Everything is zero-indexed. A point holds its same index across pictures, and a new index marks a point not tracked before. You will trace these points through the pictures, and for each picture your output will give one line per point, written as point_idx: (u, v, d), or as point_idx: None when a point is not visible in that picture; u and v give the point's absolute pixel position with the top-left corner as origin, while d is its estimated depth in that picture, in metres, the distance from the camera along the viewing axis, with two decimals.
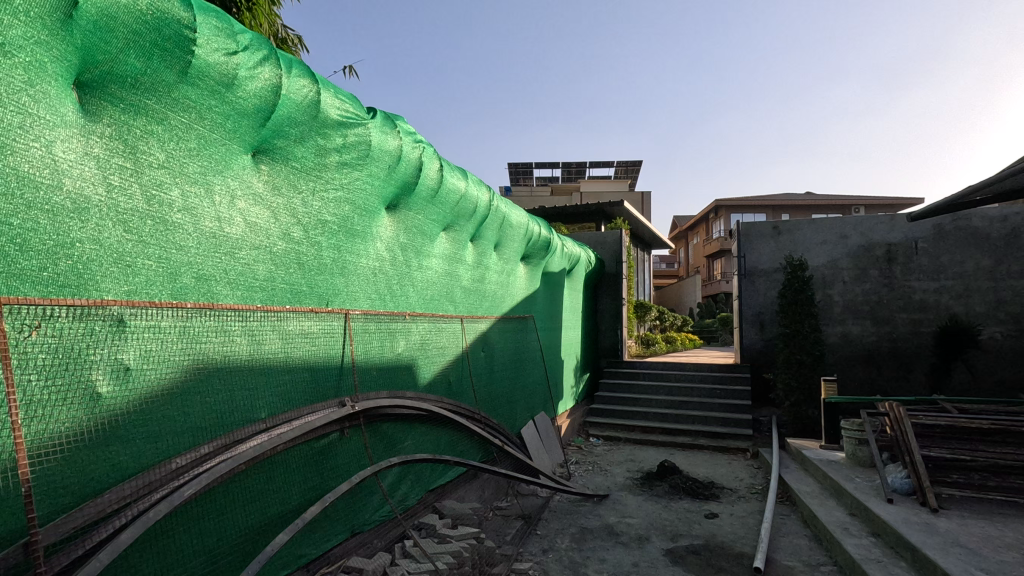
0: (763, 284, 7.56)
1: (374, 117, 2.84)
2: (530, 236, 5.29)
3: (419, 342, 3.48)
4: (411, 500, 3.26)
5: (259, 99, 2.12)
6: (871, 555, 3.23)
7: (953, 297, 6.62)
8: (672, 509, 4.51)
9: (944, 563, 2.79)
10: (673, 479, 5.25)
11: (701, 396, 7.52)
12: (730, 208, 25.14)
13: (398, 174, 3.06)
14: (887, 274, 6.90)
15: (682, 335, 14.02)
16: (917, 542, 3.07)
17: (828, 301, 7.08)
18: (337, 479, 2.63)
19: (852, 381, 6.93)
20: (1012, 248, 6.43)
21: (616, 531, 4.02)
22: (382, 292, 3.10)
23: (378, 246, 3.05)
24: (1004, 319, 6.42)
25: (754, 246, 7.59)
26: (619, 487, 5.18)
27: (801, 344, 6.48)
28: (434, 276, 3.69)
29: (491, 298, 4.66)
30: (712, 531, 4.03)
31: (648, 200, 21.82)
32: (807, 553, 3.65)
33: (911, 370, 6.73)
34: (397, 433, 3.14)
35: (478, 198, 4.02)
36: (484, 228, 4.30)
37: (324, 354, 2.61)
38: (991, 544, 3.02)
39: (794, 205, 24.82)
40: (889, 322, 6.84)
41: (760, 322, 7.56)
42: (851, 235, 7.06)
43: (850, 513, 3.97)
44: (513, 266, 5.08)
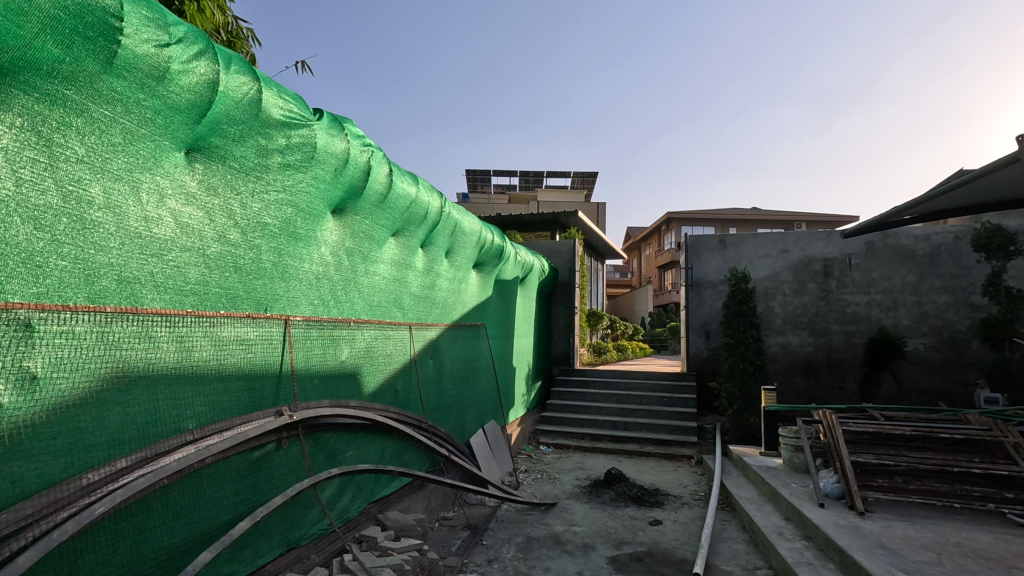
0: (710, 294, 7.82)
1: (321, 119, 2.77)
2: (483, 244, 5.28)
3: (364, 350, 3.41)
4: (352, 512, 3.17)
5: (193, 96, 2.03)
6: (803, 558, 3.36)
7: (882, 310, 7.02)
8: (617, 517, 4.57)
9: (867, 564, 2.92)
10: (619, 487, 5.33)
11: (649, 404, 7.68)
12: (680, 220, 25.93)
13: (344, 177, 2.99)
14: (824, 287, 7.26)
15: (633, 344, 14.31)
16: (845, 545, 3.21)
17: (769, 313, 7.39)
18: (272, 492, 2.52)
19: (791, 389, 7.23)
20: (935, 265, 6.87)
21: (562, 539, 4.03)
22: (326, 297, 3.01)
23: (322, 250, 2.97)
24: (927, 332, 6.85)
25: (701, 259, 7.85)
26: (567, 495, 5.20)
27: (743, 353, 6.73)
28: (381, 283, 3.62)
29: (442, 305, 4.62)
30: (656, 539, 4.09)
31: (604, 211, 22.24)
32: (744, 557, 3.76)
33: (845, 379, 7.08)
34: (339, 443, 3.06)
35: (430, 204, 3.97)
36: (436, 235, 4.26)
37: (261, 363, 2.51)
38: (910, 545, 3.20)
39: (741, 220, 25.83)
40: (825, 333, 7.19)
41: (706, 332, 7.81)
42: (791, 249, 7.41)
43: (784, 517, 4.13)
44: (464, 273, 5.05)
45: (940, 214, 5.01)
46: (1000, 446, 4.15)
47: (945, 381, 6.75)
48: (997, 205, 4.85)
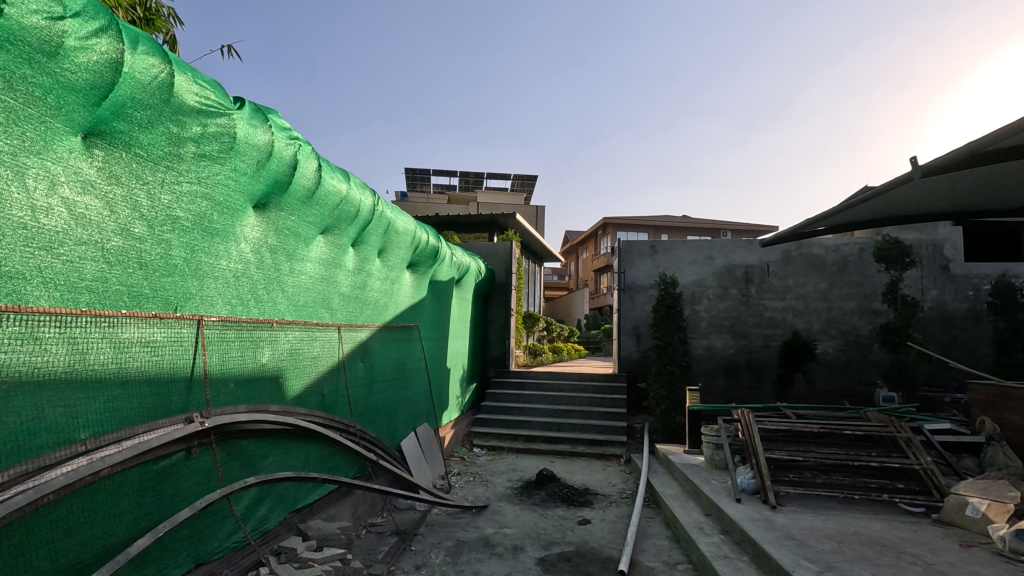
0: (641, 298, 8.09)
1: (241, 108, 2.62)
2: (418, 244, 5.18)
3: (287, 352, 3.26)
4: (270, 523, 3.01)
5: (92, 75, 1.87)
6: (720, 552, 3.52)
7: (796, 315, 7.50)
8: (547, 517, 4.61)
9: (778, 555, 3.10)
10: (550, 488, 5.39)
11: (582, 405, 7.82)
12: (616, 226, 26.69)
13: (267, 171, 2.84)
14: (745, 293, 7.67)
15: (569, 345, 14.54)
16: (758, 538, 3.39)
17: (695, 316, 7.74)
18: (179, 504, 2.36)
19: (714, 390, 7.59)
20: (842, 274, 7.42)
21: (492, 542, 4.02)
22: (245, 297, 2.85)
23: (241, 246, 2.81)
24: (835, 335, 7.37)
25: (633, 263, 8.12)
26: (499, 497, 5.20)
27: (671, 355, 7.01)
28: (308, 281, 3.48)
29: (373, 306, 4.50)
30: (584, 538, 4.17)
31: (542, 214, 22.47)
32: (667, 553, 3.90)
33: (763, 380, 7.50)
34: (257, 450, 2.90)
35: (362, 201, 3.86)
36: (368, 234, 4.15)
37: (169, 366, 2.34)
38: (816, 535, 3.43)
39: (673, 227, 26.83)
40: (745, 337, 7.60)
41: (637, 334, 8.07)
42: (716, 257, 7.79)
43: (705, 513, 4.31)
44: (397, 274, 4.94)
45: (846, 227, 5.42)
46: (894, 441, 4.53)
47: (851, 381, 7.28)
48: (895, 220, 5.31)
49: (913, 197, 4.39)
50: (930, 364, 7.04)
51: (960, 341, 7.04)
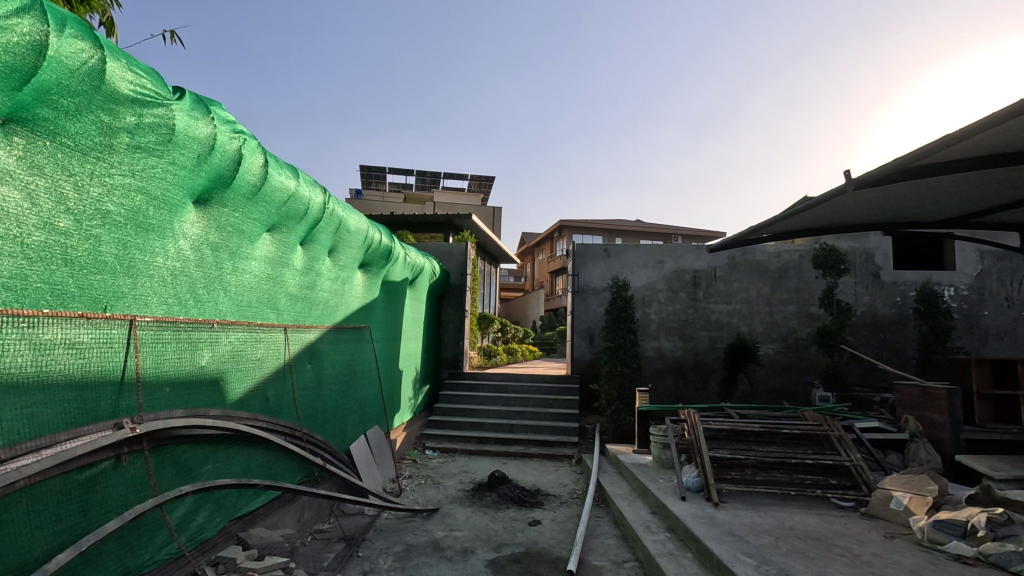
0: (594, 300, 8.22)
1: (181, 99, 2.50)
2: (370, 244, 5.09)
3: (229, 354, 3.14)
4: (208, 532, 2.88)
5: (13, 58, 1.74)
6: (665, 549, 3.61)
7: (741, 318, 7.79)
8: (498, 519, 4.62)
9: (718, 550, 3.22)
10: (502, 489, 5.39)
11: (535, 406, 7.87)
12: (572, 228, 27.04)
13: (209, 164, 2.72)
14: (693, 296, 7.91)
15: (523, 346, 14.61)
16: (701, 534, 3.50)
17: (646, 319, 7.93)
18: (107, 516, 2.23)
19: (663, 390, 7.79)
20: (783, 280, 7.77)
21: (442, 545, 3.99)
22: (183, 296, 2.73)
23: (180, 243, 2.68)
24: (776, 338, 7.70)
25: (587, 267, 8.25)
26: (450, 499, 5.16)
27: (621, 356, 7.17)
28: (253, 280, 3.36)
29: (322, 306, 4.39)
30: (534, 539, 4.19)
31: (499, 215, 22.48)
32: (615, 552, 3.97)
33: (709, 381, 7.75)
34: (194, 457, 2.78)
35: (312, 199, 3.76)
36: (318, 232, 4.05)
37: (97, 368, 2.21)
38: (755, 531, 3.57)
39: (626, 231, 27.38)
40: (693, 339, 7.83)
41: (590, 336, 8.21)
42: (666, 261, 8.01)
43: (651, 511, 4.42)
44: (348, 274, 4.84)
45: (787, 235, 5.68)
46: (827, 439, 4.78)
47: (790, 382, 7.62)
48: (831, 230, 5.61)
49: (848, 208, 4.65)
50: (862, 366, 7.46)
51: (888, 344, 7.50)
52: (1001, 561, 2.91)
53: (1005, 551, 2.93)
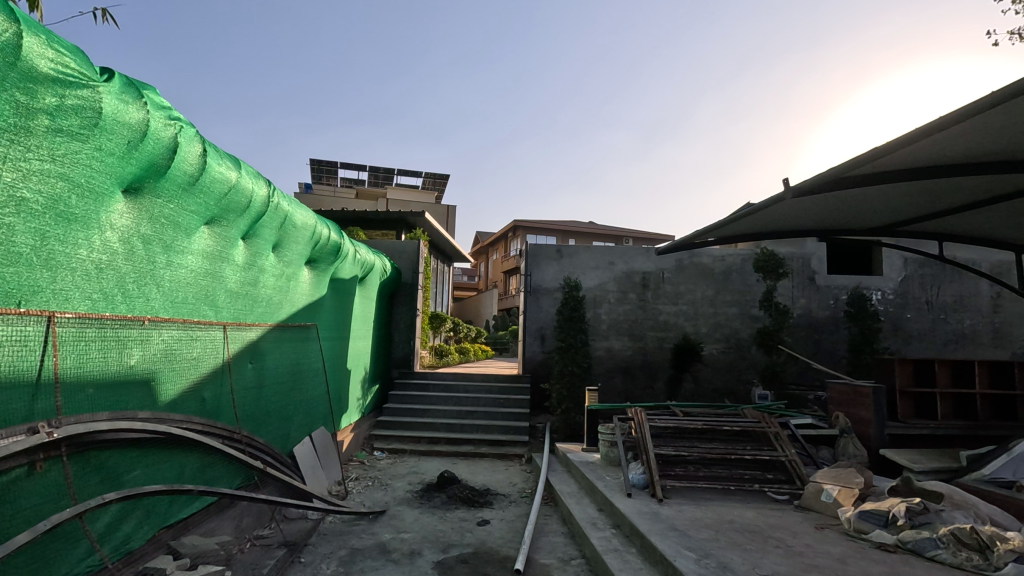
0: (546, 300, 8.29)
1: (110, 81, 2.35)
2: (317, 240, 4.93)
3: (161, 353, 2.97)
4: (136, 542, 2.73)
5: None
6: (610, 546, 3.68)
7: (687, 319, 8.04)
8: (446, 520, 4.58)
9: (661, 545, 3.30)
10: (451, 490, 5.35)
11: (486, 406, 7.86)
12: (526, 229, 27.18)
13: (140, 152, 2.57)
14: (643, 298, 8.10)
15: (476, 346, 14.57)
16: (645, 530, 3.59)
17: (596, 319, 8.07)
18: (18, 527, 2.07)
19: (612, 389, 7.94)
20: (727, 282, 8.07)
21: (388, 548, 3.92)
22: (110, 291, 2.56)
23: (106, 234, 2.52)
24: (719, 338, 7.99)
25: (540, 267, 8.31)
26: (398, 501, 5.08)
27: (572, 356, 7.27)
28: (189, 275, 3.20)
29: (265, 304, 4.22)
30: (482, 538, 4.18)
31: (454, 213, 22.33)
32: (562, 549, 4.02)
33: (656, 380, 7.95)
34: (122, 462, 2.62)
35: (255, 192, 3.62)
36: (261, 227, 3.89)
37: (7, 368, 2.05)
38: (696, 525, 3.69)
39: (579, 232, 27.75)
40: (641, 339, 8.02)
41: (541, 336, 8.27)
42: (617, 262, 8.17)
43: (598, 509, 4.49)
44: (294, 270, 4.68)
45: (731, 240, 5.89)
46: (765, 435, 5.00)
47: (731, 380, 7.92)
48: (772, 235, 5.86)
49: (788, 214, 4.87)
50: (798, 365, 7.84)
51: (822, 345, 7.91)
52: (919, 549, 3.13)
53: (921, 538, 3.15)
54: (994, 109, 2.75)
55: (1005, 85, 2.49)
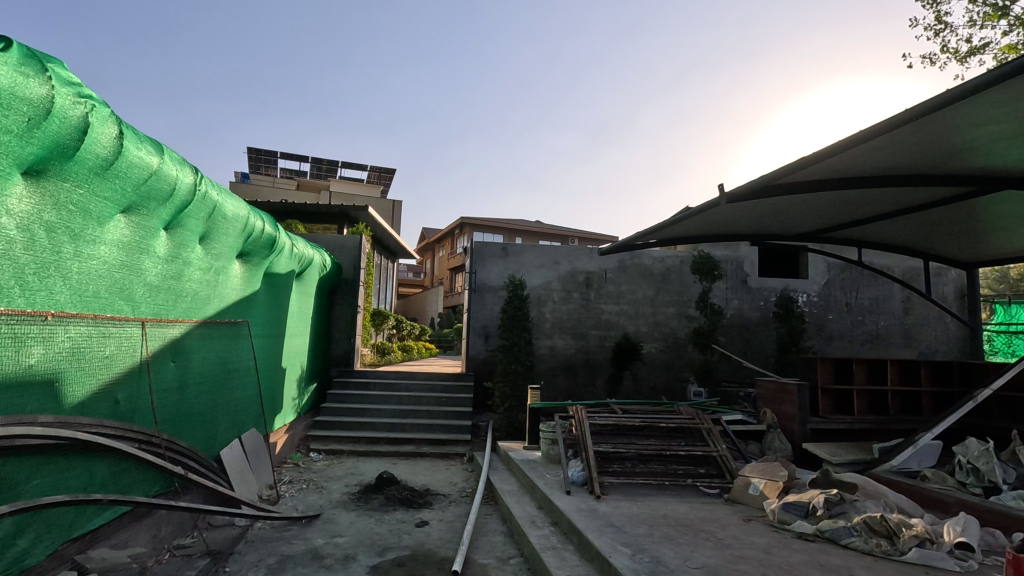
0: (490, 298, 8.27)
1: (7, 51, 2.13)
2: (250, 232, 4.69)
3: (67, 351, 2.74)
4: (34, 558, 2.50)
5: None
6: (549, 543, 3.70)
7: (628, 319, 8.22)
8: (384, 522, 4.47)
9: (598, 542, 3.35)
10: (389, 491, 5.23)
11: (428, 405, 7.75)
12: (473, 226, 27.08)
13: (45, 131, 2.34)
14: (586, 297, 8.22)
15: (420, 344, 14.37)
16: (583, 527, 3.63)
17: (540, 318, 8.12)
18: None
19: (554, 387, 8.01)
20: (666, 283, 8.32)
21: (321, 554, 3.77)
22: (4, 283, 2.33)
23: (2, 221, 2.29)
24: (658, 337, 8.22)
25: (485, 264, 8.28)
26: (333, 504, 4.91)
27: (516, 355, 7.31)
28: (101, 267, 2.96)
29: (190, 299, 3.98)
30: (420, 540, 4.11)
31: (400, 209, 21.92)
32: (501, 549, 4.00)
33: (597, 378, 8.09)
34: (19, 471, 2.39)
35: (180, 179, 3.39)
36: (186, 217, 3.66)
37: None
38: (632, 521, 3.77)
39: (526, 231, 27.90)
40: (584, 338, 8.14)
41: (485, 334, 8.24)
42: (561, 262, 8.25)
43: (538, 507, 4.51)
44: (223, 264, 4.43)
45: (672, 242, 6.05)
46: (698, 431, 5.18)
47: (669, 378, 8.16)
48: (708, 239, 6.08)
49: (724, 219, 5.05)
50: (730, 363, 8.18)
51: (752, 344, 8.30)
52: (835, 537, 3.32)
53: (837, 527, 3.34)
54: (912, 123, 2.94)
55: (922, 101, 2.66)
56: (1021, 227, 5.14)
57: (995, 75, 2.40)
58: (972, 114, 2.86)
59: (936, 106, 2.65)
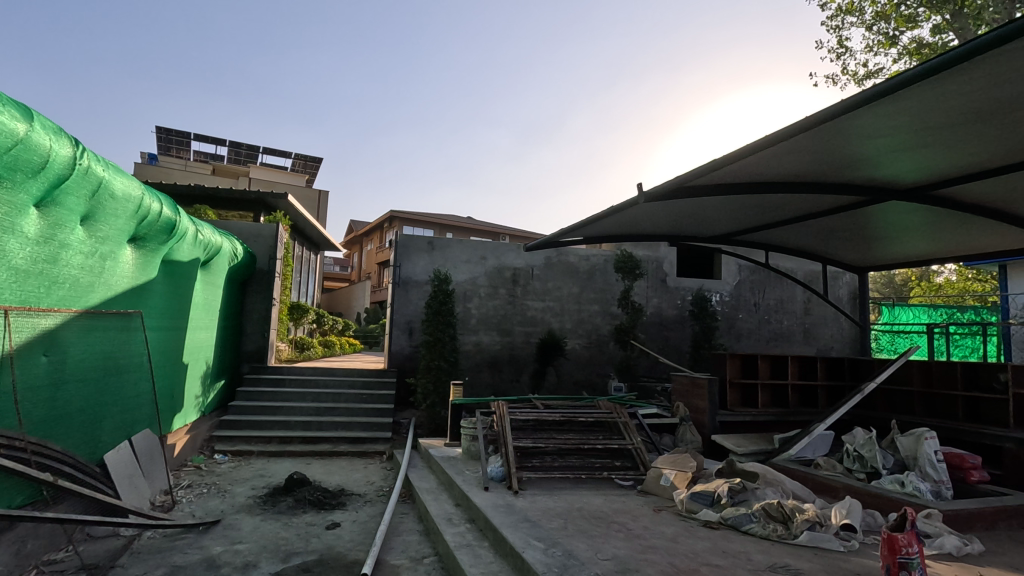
0: (416, 293, 8.08)
1: None
2: (147, 214, 4.28)
3: None
4: None
5: None
6: (464, 541, 3.63)
7: (553, 315, 8.31)
8: (291, 526, 4.23)
9: (511, 538, 3.32)
10: (300, 492, 4.97)
11: (348, 402, 7.46)
12: (403, 220, 26.50)
13: None
14: (512, 293, 8.22)
15: (343, 339, 13.85)
16: (498, 523, 3.59)
17: (466, 314, 8.04)
18: None
19: (479, 383, 7.96)
20: (590, 281, 8.48)
21: (217, 563, 3.51)
22: None
23: None
24: (582, 334, 8.36)
25: (410, 258, 8.08)
26: (236, 509, 4.60)
27: (439, 350, 7.23)
28: None
29: (68, 285, 3.57)
30: (330, 543, 3.92)
31: (326, 199, 21.04)
32: (415, 548, 3.89)
33: (522, 373, 8.11)
34: None
35: (55, 150, 3.01)
36: (63, 193, 3.27)
37: None
38: (547, 515, 3.78)
39: (457, 227, 27.65)
40: (509, 334, 8.14)
41: (410, 329, 8.05)
42: (489, 258, 8.20)
43: (455, 504, 4.43)
44: (111, 247, 4.01)
45: (595, 240, 6.16)
46: (616, 425, 5.30)
47: (591, 373, 8.33)
48: (630, 238, 6.24)
49: (644, 218, 5.19)
50: (648, 360, 8.46)
51: (670, 341, 8.63)
52: (736, 524, 3.48)
53: (738, 514, 3.51)
54: (811, 130, 3.10)
55: (821, 109, 2.80)
56: (904, 235, 5.64)
57: (880, 89, 2.57)
58: (862, 125, 3.07)
59: (832, 114, 2.79)
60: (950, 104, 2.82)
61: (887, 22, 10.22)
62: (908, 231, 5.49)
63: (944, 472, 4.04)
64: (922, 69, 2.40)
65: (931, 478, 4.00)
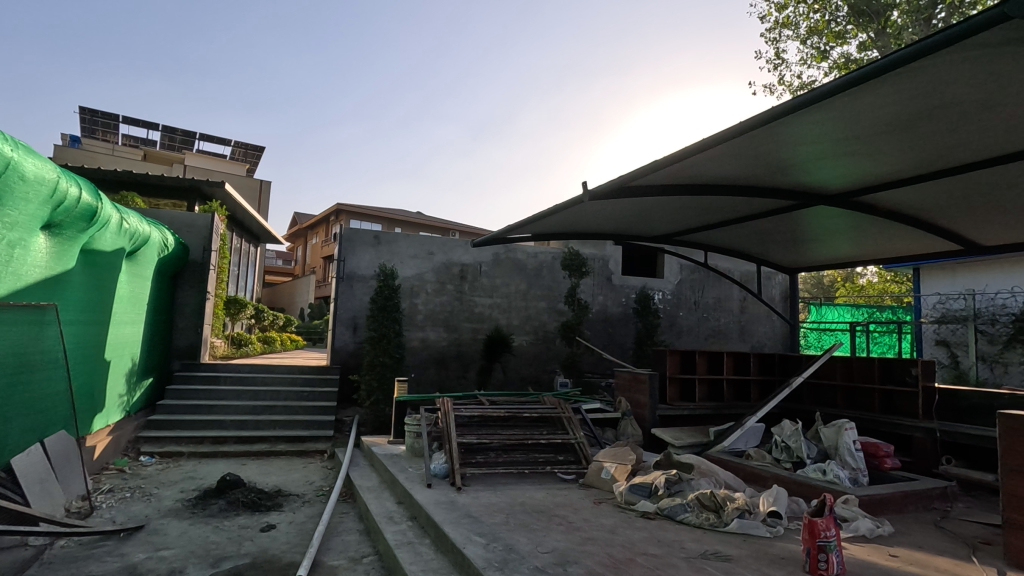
0: (360, 288, 7.89)
1: None
2: (65, 199, 3.97)
3: None
4: None
5: None
6: (404, 539, 3.59)
7: (500, 312, 8.32)
8: (222, 529, 4.05)
9: (452, 534, 3.30)
10: (233, 494, 4.76)
11: (287, 399, 7.21)
12: (350, 213, 25.85)
13: None
14: (460, 289, 8.17)
15: (284, 335, 13.37)
16: (440, 520, 3.56)
17: (412, 310, 7.92)
18: None
19: (424, 380, 7.87)
20: (538, 278, 8.54)
21: (139, 571, 3.31)
22: None
23: None
24: (529, 330, 8.41)
25: (355, 252, 7.88)
26: (162, 513, 4.35)
27: (385, 347, 7.12)
28: None
29: None
30: (264, 546, 3.78)
31: (268, 190, 20.22)
32: (354, 548, 3.81)
33: (468, 370, 8.09)
34: None
35: None
36: None
37: None
38: (489, 510, 3.78)
39: (406, 222, 27.22)
40: (456, 330, 8.09)
41: (354, 325, 7.86)
42: (436, 253, 8.12)
43: (397, 502, 4.36)
44: (21, 233, 3.70)
45: (543, 237, 6.21)
46: (559, 420, 5.37)
47: (537, 370, 8.40)
48: (577, 236, 6.32)
49: (589, 216, 5.27)
50: (593, 356, 8.62)
51: (614, 337, 8.82)
52: (672, 513, 3.60)
53: (674, 504, 3.64)
54: (740, 137, 3.25)
55: (749, 116, 2.94)
56: (831, 238, 5.98)
57: (801, 100, 2.72)
58: (788, 132, 3.23)
59: (760, 121, 2.93)
60: (865, 115, 3.01)
61: (820, 37, 10.76)
62: (834, 234, 5.82)
63: (861, 460, 4.33)
64: (838, 82, 2.56)
65: (850, 466, 4.28)
